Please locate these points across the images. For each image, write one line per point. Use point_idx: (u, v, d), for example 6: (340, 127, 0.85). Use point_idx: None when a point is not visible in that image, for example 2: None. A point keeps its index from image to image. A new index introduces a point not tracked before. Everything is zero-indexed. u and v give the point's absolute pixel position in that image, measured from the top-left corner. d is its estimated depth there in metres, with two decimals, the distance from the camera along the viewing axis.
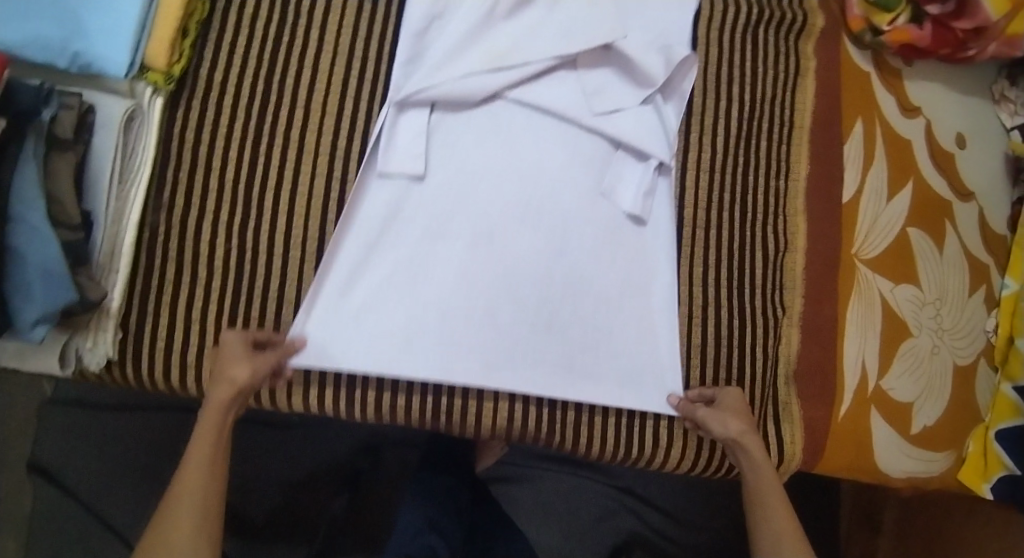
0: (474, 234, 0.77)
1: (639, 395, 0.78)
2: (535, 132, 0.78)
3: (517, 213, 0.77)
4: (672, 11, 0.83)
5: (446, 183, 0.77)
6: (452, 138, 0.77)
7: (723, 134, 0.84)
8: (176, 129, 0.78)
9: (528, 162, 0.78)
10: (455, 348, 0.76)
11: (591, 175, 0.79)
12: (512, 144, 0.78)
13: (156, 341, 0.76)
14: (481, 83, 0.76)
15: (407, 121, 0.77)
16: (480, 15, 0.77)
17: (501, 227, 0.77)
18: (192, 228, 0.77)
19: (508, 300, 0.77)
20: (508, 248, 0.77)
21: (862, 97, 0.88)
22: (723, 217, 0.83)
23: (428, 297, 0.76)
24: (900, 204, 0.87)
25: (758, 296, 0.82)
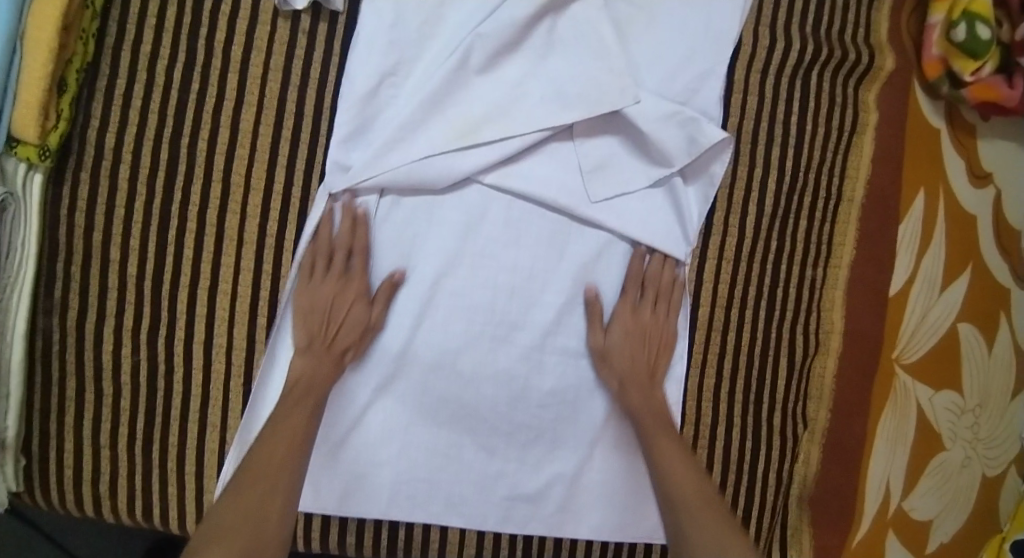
0: (439, 353, 0.64)
1: (627, 524, 0.68)
2: (515, 222, 0.64)
3: (493, 324, 0.64)
4: (699, 54, 0.64)
5: (407, 289, 0.64)
6: (411, 231, 0.63)
7: (754, 213, 0.68)
8: (64, 215, 0.61)
9: (505, 263, 0.64)
10: (412, 480, 0.65)
11: (578, 274, 0.65)
12: (485, 241, 0.64)
13: (64, 469, 0.64)
14: (446, 169, 0.61)
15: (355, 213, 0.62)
16: (449, 73, 0.60)
17: (468, 343, 0.64)
18: (92, 334, 0.62)
19: (477, 429, 0.65)
20: (473, 367, 0.64)
21: (928, 163, 0.71)
22: (745, 316, 0.69)
23: (384, 426, 0.65)
24: (954, 295, 0.73)
25: (777, 411, 0.70)
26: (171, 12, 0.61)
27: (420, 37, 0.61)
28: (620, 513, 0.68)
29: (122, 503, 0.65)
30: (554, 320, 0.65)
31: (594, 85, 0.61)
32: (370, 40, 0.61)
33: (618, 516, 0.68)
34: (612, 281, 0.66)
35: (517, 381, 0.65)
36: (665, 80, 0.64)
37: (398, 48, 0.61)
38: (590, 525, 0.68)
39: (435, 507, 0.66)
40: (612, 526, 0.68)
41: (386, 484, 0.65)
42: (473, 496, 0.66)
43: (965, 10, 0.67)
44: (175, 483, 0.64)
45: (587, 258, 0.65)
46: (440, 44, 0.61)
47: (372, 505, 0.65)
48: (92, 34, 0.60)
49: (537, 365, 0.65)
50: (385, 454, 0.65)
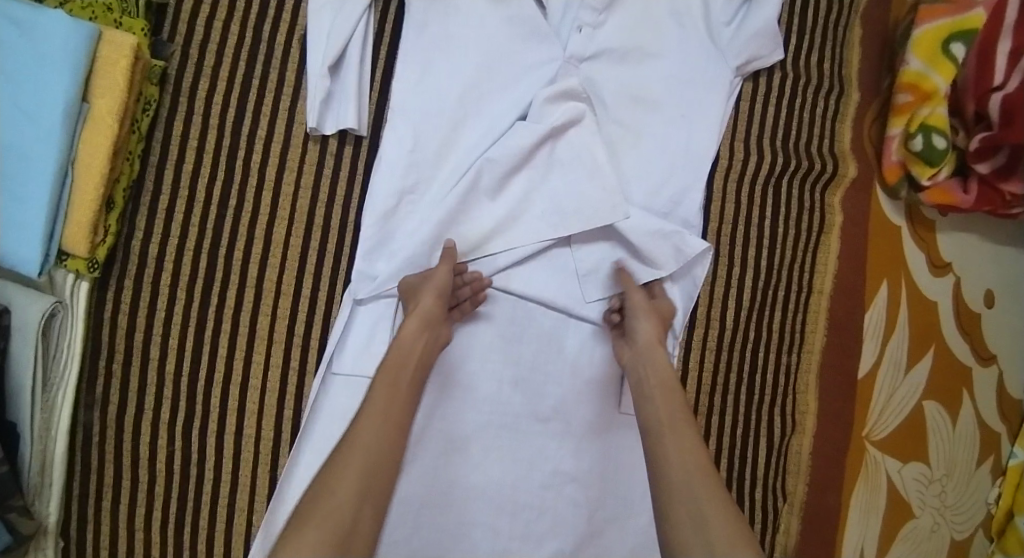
0: (450, 441, 0.70)
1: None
2: (518, 320, 0.71)
3: (497, 412, 0.71)
4: (681, 171, 0.72)
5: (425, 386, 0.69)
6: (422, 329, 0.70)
7: (733, 306, 0.75)
8: (107, 318, 0.67)
9: (511, 358, 0.71)
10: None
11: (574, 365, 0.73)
12: (496, 340, 0.71)
13: (100, 551, 0.69)
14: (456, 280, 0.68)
15: (374, 316, 0.69)
16: (461, 193, 0.67)
17: (477, 430, 0.71)
18: (130, 426, 0.68)
19: (484, 509, 0.71)
20: (484, 448, 0.71)
21: (889, 256, 0.79)
22: (727, 399, 0.75)
23: (399, 512, 0.69)
24: (919, 375, 0.80)
25: (759, 486, 0.76)
26: (210, 134, 0.68)
27: (435, 159, 0.69)
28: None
29: None
30: (554, 408, 0.72)
31: (589, 202, 0.69)
32: (391, 163, 0.68)
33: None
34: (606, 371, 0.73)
35: (522, 464, 0.72)
36: (651, 194, 0.72)
37: (416, 169, 0.68)
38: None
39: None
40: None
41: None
42: None
43: (922, 122, 0.74)
44: None
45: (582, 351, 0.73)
46: (456, 165, 0.69)
47: None
48: (137, 155, 0.66)
49: (539, 449, 0.72)
50: (399, 537, 0.70)
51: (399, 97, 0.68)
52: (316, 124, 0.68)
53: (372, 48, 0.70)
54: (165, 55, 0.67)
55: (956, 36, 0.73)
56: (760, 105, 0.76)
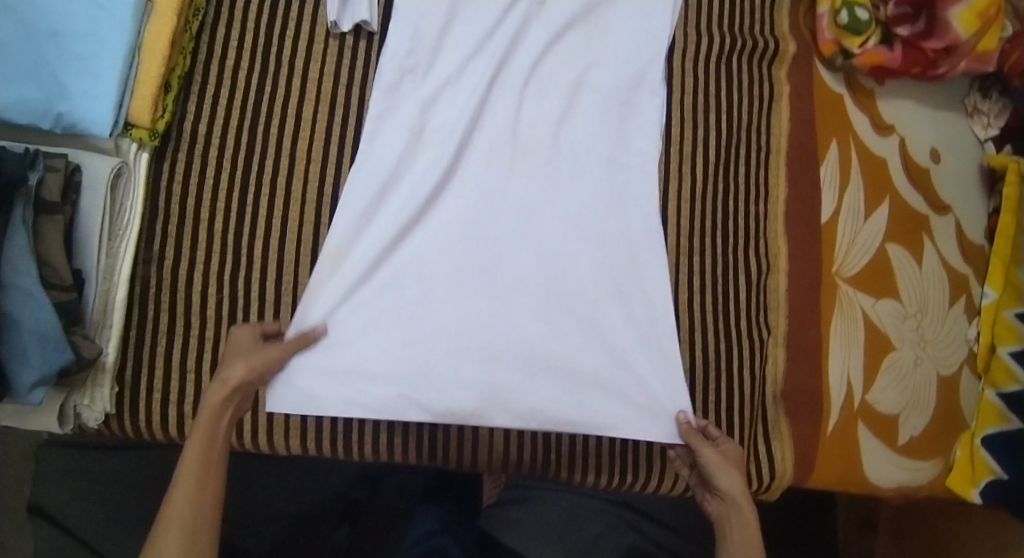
0: (461, 276, 0.80)
1: (632, 417, 0.79)
2: (512, 176, 0.82)
3: (493, 256, 0.81)
4: (645, 49, 0.86)
5: (431, 229, 0.81)
6: (415, 187, 0.80)
7: (701, 163, 0.86)
8: (163, 186, 0.79)
9: (510, 202, 0.82)
10: (446, 387, 0.78)
11: (568, 213, 0.82)
12: (497, 194, 0.82)
13: (153, 396, 0.77)
14: (442, 141, 0.81)
15: (379, 173, 0.80)
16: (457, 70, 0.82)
17: (482, 272, 0.80)
18: (182, 279, 0.78)
19: (495, 335, 0.79)
20: (478, 286, 0.80)
21: (835, 118, 0.89)
22: (705, 243, 0.84)
23: (420, 341, 0.78)
24: (878, 221, 0.88)
25: (743, 318, 0.83)
26: (248, 35, 0.82)
27: (436, 48, 0.83)
28: (624, 409, 0.79)
29: (202, 420, 0.78)
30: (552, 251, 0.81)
31: (565, 73, 0.84)
32: (395, 53, 0.82)
33: (621, 413, 0.79)
34: (599, 220, 0.82)
35: (526, 303, 0.80)
36: (621, 66, 0.85)
37: (416, 54, 0.82)
38: (600, 422, 0.79)
39: (465, 412, 0.78)
40: (617, 421, 0.79)
41: (430, 392, 0.78)
42: (506, 395, 0.78)
43: None
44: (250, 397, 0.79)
45: (581, 208, 0.82)
46: (455, 53, 0.83)
47: (417, 410, 0.77)
48: (187, 51, 0.80)
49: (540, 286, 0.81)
50: (423, 364, 0.78)
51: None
52: (335, 20, 0.82)
53: None
54: None
55: None
56: None
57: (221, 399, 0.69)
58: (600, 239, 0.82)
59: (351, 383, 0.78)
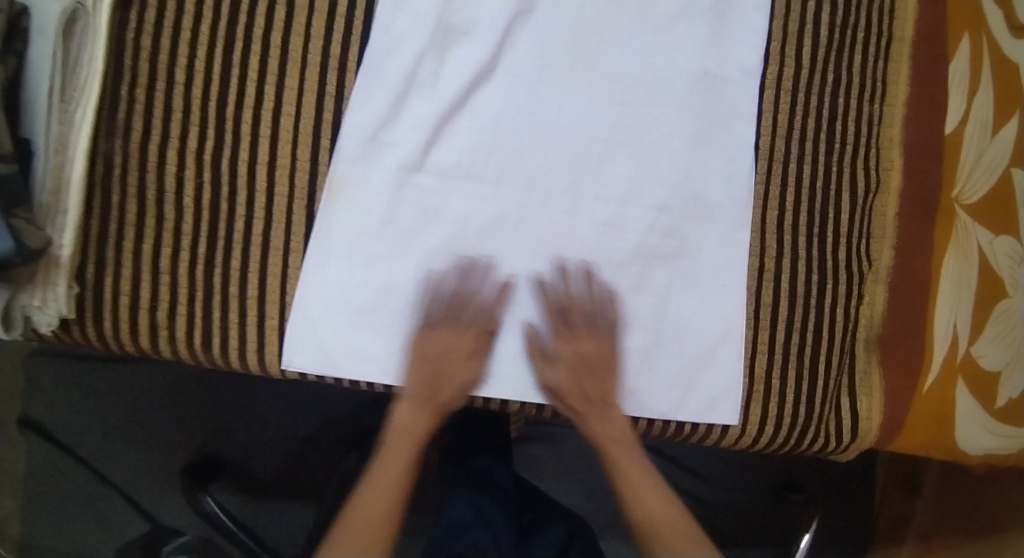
0: (507, 213, 0.64)
1: (692, 384, 0.66)
2: (563, 86, 0.64)
3: (538, 187, 0.64)
4: None
5: (466, 149, 0.63)
6: (443, 105, 0.63)
7: (810, 45, 0.67)
8: (129, 37, 0.62)
9: (571, 104, 0.64)
10: (483, 351, 0.64)
11: (634, 123, 0.65)
12: (551, 107, 0.64)
13: (120, 298, 0.62)
14: (475, 39, 0.63)
15: (414, 51, 0.63)
16: None
17: (525, 207, 0.64)
18: (153, 158, 0.62)
19: (543, 283, 0.64)
20: (515, 226, 0.64)
21: (969, 7, 0.72)
22: (805, 149, 0.68)
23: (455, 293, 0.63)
24: (1006, 139, 0.73)
25: (842, 248, 0.68)
26: None
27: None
28: (683, 383, 0.66)
29: (180, 332, 0.63)
30: (619, 183, 0.65)
31: None
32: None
33: (675, 391, 0.66)
34: (692, 108, 0.66)
35: (575, 242, 0.64)
36: None
37: None
38: (647, 406, 0.66)
39: (491, 389, 0.65)
40: (670, 397, 0.66)
41: (460, 362, 0.64)
42: (547, 371, 0.64)
43: None
44: (235, 311, 0.63)
45: (653, 111, 0.65)
46: None
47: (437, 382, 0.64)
48: None
49: (605, 188, 0.64)
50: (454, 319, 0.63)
51: None
52: None
53: None
54: None
55: None
56: None
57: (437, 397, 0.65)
58: (676, 159, 0.65)
59: (353, 345, 0.63)
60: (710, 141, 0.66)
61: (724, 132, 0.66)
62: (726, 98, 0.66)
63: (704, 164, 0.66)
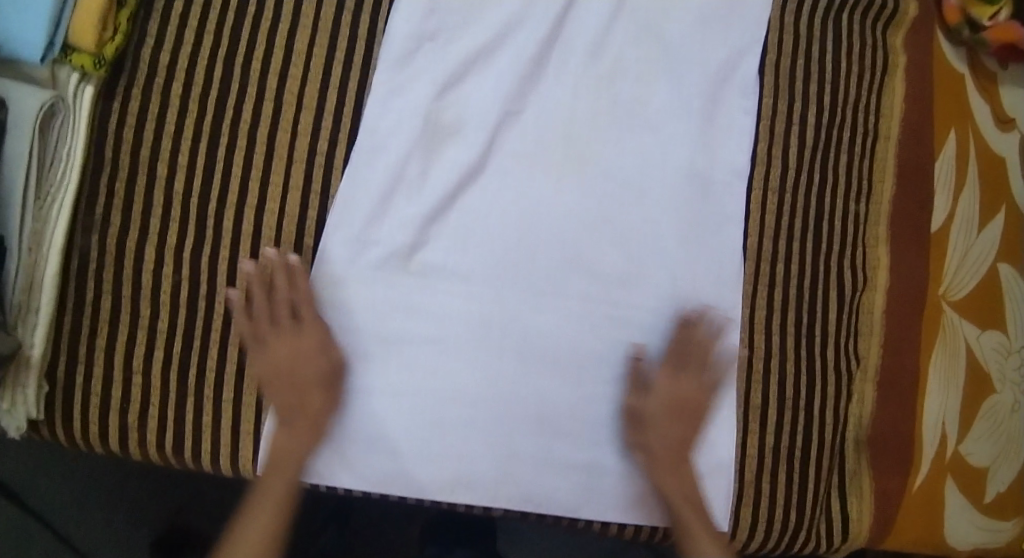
0: (493, 316, 0.62)
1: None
2: (552, 188, 0.64)
3: (530, 290, 0.63)
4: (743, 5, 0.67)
5: (453, 252, 0.62)
6: (430, 208, 0.62)
7: (797, 144, 0.68)
8: (111, 131, 0.61)
9: (561, 204, 0.64)
10: (468, 455, 0.62)
11: (623, 224, 0.64)
12: (542, 208, 0.64)
13: (90, 398, 0.61)
14: (465, 140, 0.63)
15: (402, 149, 0.62)
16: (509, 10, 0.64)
17: (512, 310, 0.63)
18: (130, 253, 0.61)
19: (528, 387, 0.63)
20: (501, 327, 0.62)
21: (957, 105, 0.73)
22: (793, 248, 0.68)
23: (439, 396, 0.62)
24: (991, 234, 0.73)
25: (830, 349, 0.68)
26: None
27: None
28: None
29: (151, 435, 0.61)
30: (608, 282, 0.64)
31: (640, 22, 0.66)
32: (409, 9, 0.63)
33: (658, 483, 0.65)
34: (682, 208, 0.65)
35: (563, 344, 0.63)
36: (706, 16, 0.67)
37: (436, 16, 0.63)
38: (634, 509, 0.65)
39: (475, 493, 0.63)
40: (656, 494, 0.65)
41: (444, 467, 0.62)
42: (532, 475, 0.63)
43: None
44: (209, 411, 0.61)
45: (642, 211, 0.65)
46: None
47: (417, 486, 0.62)
48: None
49: (593, 289, 0.64)
50: (436, 420, 0.62)
51: None
52: None
53: None
54: None
55: None
56: None
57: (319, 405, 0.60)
58: (666, 259, 0.65)
59: (336, 447, 0.62)
60: (700, 244, 0.66)
61: (712, 232, 0.66)
62: (713, 197, 0.66)
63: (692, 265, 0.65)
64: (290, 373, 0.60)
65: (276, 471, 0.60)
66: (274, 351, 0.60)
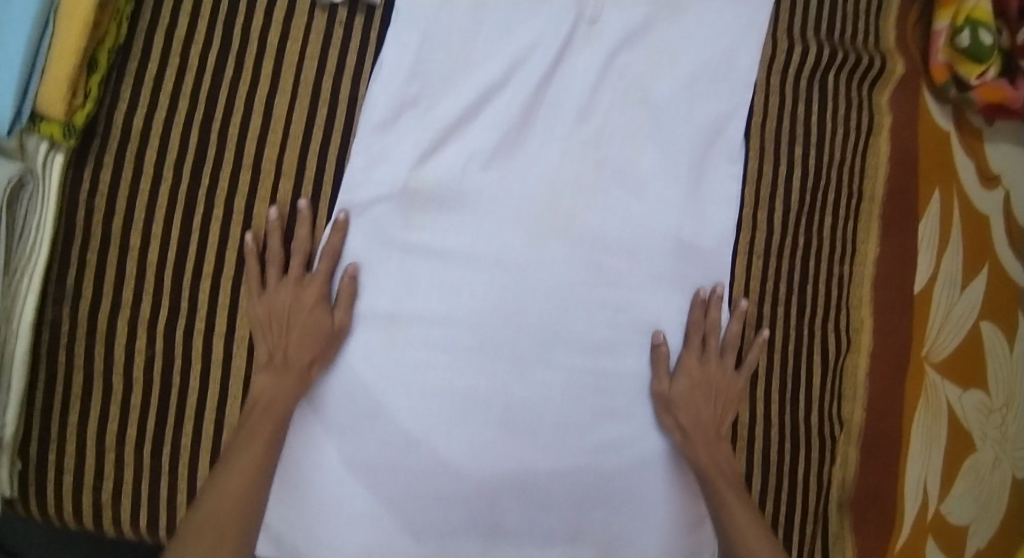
0: (477, 386, 0.62)
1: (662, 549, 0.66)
2: (535, 256, 0.63)
3: (513, 358, 0.63)
4: (731, 69, 0.66)
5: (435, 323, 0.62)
6: (412, 277, 0.61)
7: (782, 208, 0.68)
8: (83, 201, 0.59)
9: (546, 272, 0.63)
10: (450, 524, 0.63)
11: (606, 293, 0.64)
12: (528, 275, 0.63)
13: (64, 475, 0.59)
14: (449, 208, 0.62)
15: (383, 218, 0.61)
16: (494, 77, 0.62)
17: (497, 380, 0.63)
18: (103, 327, 0.59)
19: (511, 455, 0.63)
20: (485, 397, 0.62)
21: (941, 164, 0.73)
22: (778, 313, 0.67)
23: (421, 468, 0.62)
24: (974, 293, 0.74)
25: (814, 414, 0.68)
26: None
27: (458, 48, 0.62)
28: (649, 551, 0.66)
29: (126, 511, 0.60)
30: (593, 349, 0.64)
31: (627, 88, 0.65)
32: (389, 75, 0.61)
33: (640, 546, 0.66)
34: (670, 273, 0.65)
35: (544, 413, 0.63)
36: (693, 80, 0.66)
37: (419, 81, 0.62)
38: None
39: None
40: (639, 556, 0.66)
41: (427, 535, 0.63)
42: (517, 539, 0.64)
43: (968, 16, 0.71)
44: (183, 488, 0.60)
45: (628, 278, 0.65)
46: (478, 55, 0.63)
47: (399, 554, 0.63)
48: (125, 16, 0.59)
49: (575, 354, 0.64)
50: (418, 490, 0.62)
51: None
52: None
53: None
54: None
55: None
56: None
57: (324, 326, 0.59)
58: (650, 325, 0.65)
59: (318, 523, 0.61)
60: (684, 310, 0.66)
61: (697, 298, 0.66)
62: (699, 262, 0.66)
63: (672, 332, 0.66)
64: (280, 316, 0.58)
65: (251, 435, 0.57)
66: (282, 298, 0.58)
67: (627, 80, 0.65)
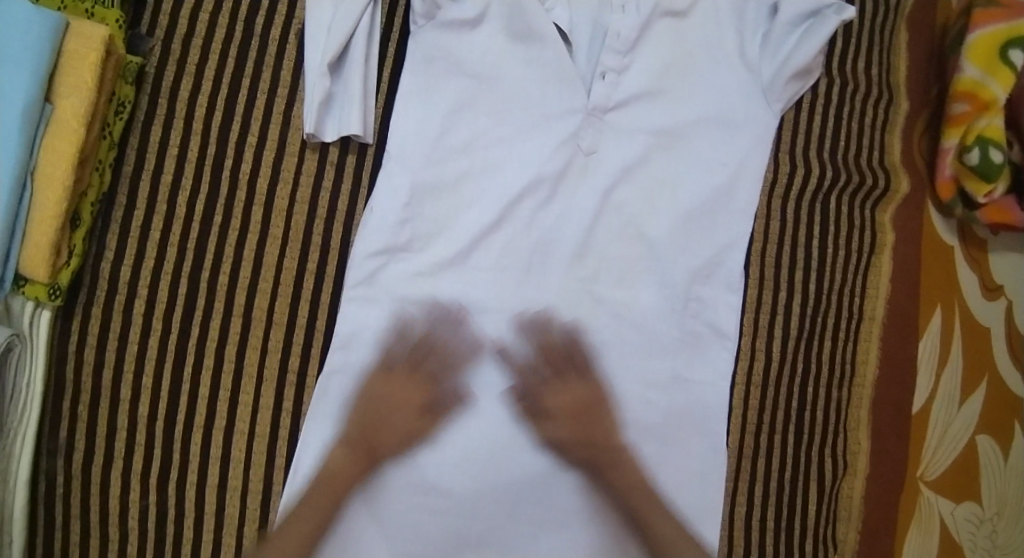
0: (472, 534, 0.61)
1: None
2: (529, 400, 0.62)
3: (508, 503, 0.61)
4: (732, 199, 0.65)
5: (429, 470, 0.60)
6: (408, 427, 0.60)
7: (781, 336, 0.68)
8: (72, 354, 0.58)
9: (541, 416, 0.62)
10: None
11: (604, 434, 0.63)
12: (525, 420, 0.62)
13: None
14: (442, 353, 0.61)
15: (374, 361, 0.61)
16: (490, 217, 0.62)
17: (492, 531, 0.61)
18: (97, 476, 0.59)
19: None
20: (478, 546, 0.61)
21: (944, 279, 0.72)
22: (775, 441, 0.67)
23: None
24: (971, 410, 0.73)
25: (809, 540, 0.68)
26: (193, 140, 0.60)
27: (451, 190, 0.62)
28: None
29: None
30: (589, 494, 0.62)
31: (626, 223, 0.63)
32: (379, 218, 0.61)
33: None
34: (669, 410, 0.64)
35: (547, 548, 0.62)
36: (694, 212, 0.64)
37: (412, 223, 0.61)
38: None
39: None
40: None
41: None
42: None
43: (979, 134, 0.69)
44: None
45: (628, 417, 0.63)
46: (473, 195, 0.62)
47: None
48: (108, 164, 0.58)
49: (568, 500, 0.62)
50: None
51: (404, 117, 0.62)
52: (314, 130, 0.61)
53: (377, 64, 0.63)
54: (144, 52, 0.60)
55: (1013, 43, 0.69)
56: (807, 119, 0.68)
57: None
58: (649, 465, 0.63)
59: None
60: (685, 448, 0.64)
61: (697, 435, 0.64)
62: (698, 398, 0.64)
63: (671, 472, 0.64)
64: None
65: None
66: None
67: (625, 214, 0.63)
